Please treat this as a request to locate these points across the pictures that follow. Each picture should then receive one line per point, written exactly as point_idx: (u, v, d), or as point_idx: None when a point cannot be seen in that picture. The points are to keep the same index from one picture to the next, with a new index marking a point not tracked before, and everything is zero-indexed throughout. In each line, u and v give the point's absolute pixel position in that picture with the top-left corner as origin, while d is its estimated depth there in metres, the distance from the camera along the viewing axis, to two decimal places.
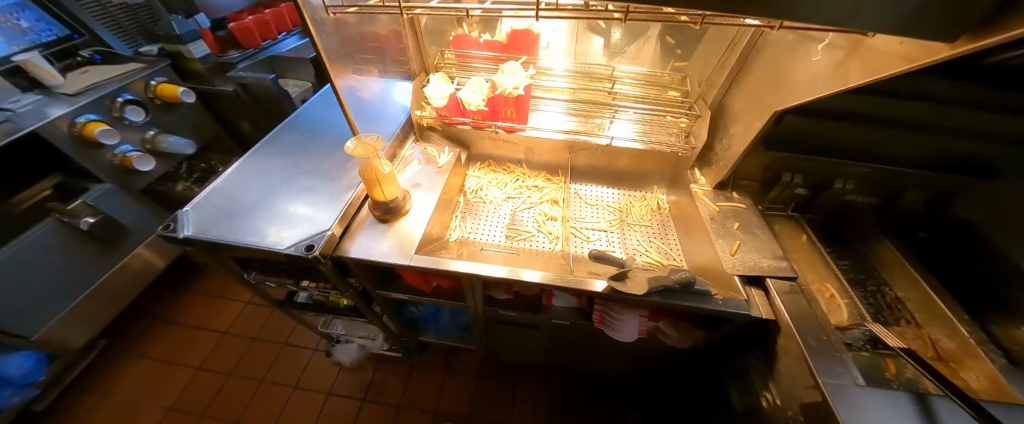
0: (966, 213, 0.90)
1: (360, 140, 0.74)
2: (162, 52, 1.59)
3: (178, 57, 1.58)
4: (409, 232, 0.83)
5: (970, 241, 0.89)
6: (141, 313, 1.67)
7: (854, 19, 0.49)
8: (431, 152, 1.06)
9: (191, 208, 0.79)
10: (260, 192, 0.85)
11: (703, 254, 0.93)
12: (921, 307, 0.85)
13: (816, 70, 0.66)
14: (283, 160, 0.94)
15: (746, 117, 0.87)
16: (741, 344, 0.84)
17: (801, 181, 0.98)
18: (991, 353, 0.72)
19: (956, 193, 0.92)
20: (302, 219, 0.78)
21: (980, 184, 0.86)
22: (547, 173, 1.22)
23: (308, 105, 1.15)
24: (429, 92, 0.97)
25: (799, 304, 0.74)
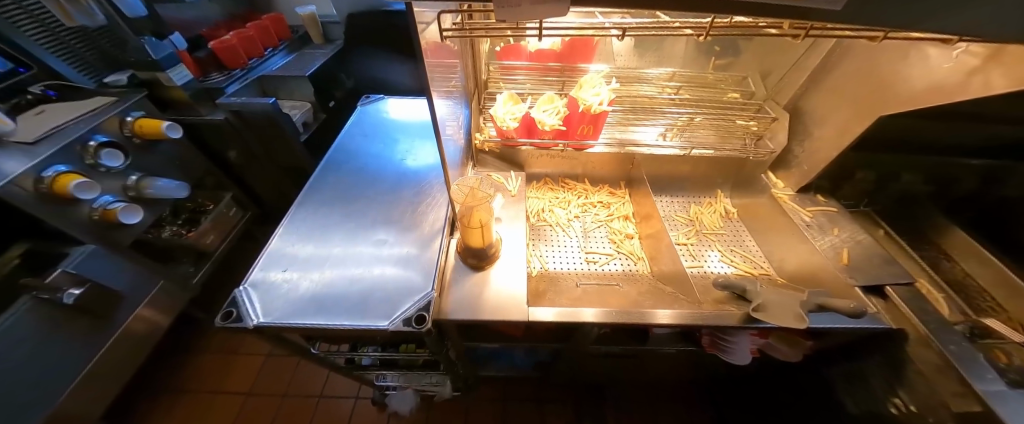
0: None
1: (469, 187, 0.65)
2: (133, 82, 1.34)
3: (155, 85, 1.36)
4: (509, 278, 0.73)
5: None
6: (143, 382, 1.45)
7: None
8: (499, 178, 0.97)
9: (252, 286, 0.66)
10: (328, 254, 0.72)
11: (797, 260, 0.91)
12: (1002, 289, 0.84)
13: (945, 77, 0.65)
14: (339, 211, 0.82)
15: (840, 121, 0.85)
16: (853, 350, 0.83)
17: (874, 176, 0.97)
18: None
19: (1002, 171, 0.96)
20: (395, 284, 0.67)
21: None
22: (608, 186, 1.16)
23: (342, 140, 1.02)
24: (497, 112, 0.87)
25: (925, 309, 0.72)
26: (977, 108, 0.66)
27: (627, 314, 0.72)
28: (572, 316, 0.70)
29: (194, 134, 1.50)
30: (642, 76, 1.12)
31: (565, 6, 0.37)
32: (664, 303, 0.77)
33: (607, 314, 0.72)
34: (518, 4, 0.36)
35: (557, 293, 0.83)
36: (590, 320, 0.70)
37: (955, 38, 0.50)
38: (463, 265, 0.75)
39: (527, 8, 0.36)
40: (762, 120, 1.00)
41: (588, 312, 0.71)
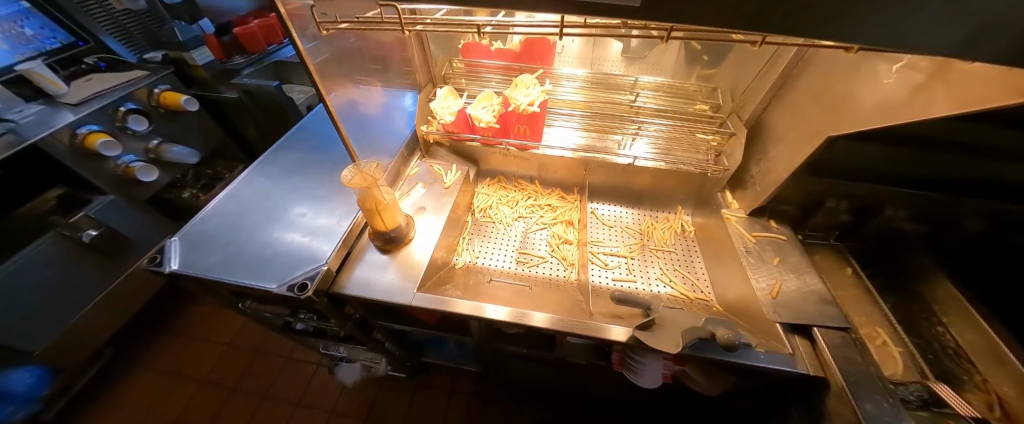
0: None
1: (357, 170, 0.66)
2: (165, 60, 1.52)
3: (181, 63, 1.53)
4: (412, 263, 0.76)
5: None
6: (148, 321, 1.66)
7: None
8: (438, 170, 0.99)
9: (181, 238, 0.74)
10: (255, 220, 0.80)
11: (735, 288, 0.84)
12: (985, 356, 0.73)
13: (890, 95, 0.57)
14: (281, 183, 0.90)
15: (794, 140, 0.77)
16: (779, 394, 0.75)
17: (847, 207, 0.87)
18: None
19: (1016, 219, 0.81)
20: (298, 252, 0.72)
21: None
22: (561, 190, 1.14)
23: (310, 120, 1.10)
24: (436, 106, 0.90)
25: (853, 359, 0.64)
26: (927, 132, 0.57)
27: (518, 315, 0.71)
28: (521, 318, 0.70)
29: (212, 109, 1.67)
30: (610, 80, 1.09)
31: None
32: (563, 312, 0.75)
33: (557, 321, 0.71)
34: None
35: (466, 286, 0.83)
36: (542, 326, 0.69)
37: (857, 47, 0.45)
38: (372, 248, 0.78)
39: None
40: (722, 134, 0.94)
41: (539, 315, 0.71)
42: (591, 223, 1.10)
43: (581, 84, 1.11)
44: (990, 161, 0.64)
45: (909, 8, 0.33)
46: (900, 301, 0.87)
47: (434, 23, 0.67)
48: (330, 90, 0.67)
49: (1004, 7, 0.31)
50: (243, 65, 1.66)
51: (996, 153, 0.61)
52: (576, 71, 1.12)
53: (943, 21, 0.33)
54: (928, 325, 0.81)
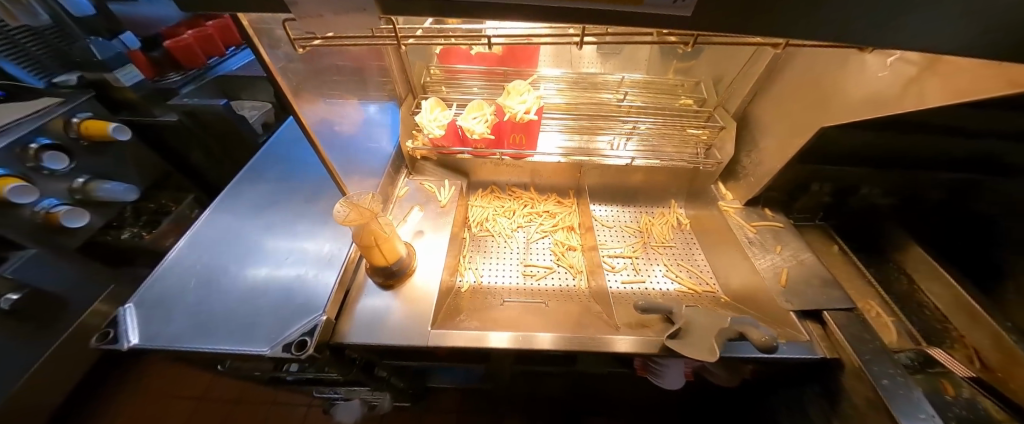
0: (992, 210, 0.86)
1: (349, 204, 0.59)
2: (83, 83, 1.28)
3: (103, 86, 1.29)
4: (422, 294, 0.70)
5: (1000, 241, 0.86)
6: (96, 385, 1.44)
7: None
8: (430, 187, 0.92)
9: (139, 306, 0.63)
10: (228, 270, 0.70)
11: (740, 277, 0.86)
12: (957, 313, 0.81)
13: (884, 88, 0.59)
14: (251, 223, 0.79)
15: (785, 131, 0.79)
16: (793, 376, 0.78)
17: (831, 189, 0.91)
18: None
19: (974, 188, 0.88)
20: (288, 303, 0.64)
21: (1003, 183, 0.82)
22: (557, 195, 1.11)
23: (272, 145, 0.99)
24: (423, 119, 0.83)
25: (863, 338, 0.67)
26: (918, 122, 0.60)
27: (537, 338, 0.67)
28: (524, 342, 0.66)
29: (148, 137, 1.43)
30: (594, 79, 1.07)
31: (377, 16, 0.33)
32: (585, 326, 0.72)
33: (563, 339, 0.68)
34: (320, 14, 0.32)
35: (475, 313, 0.77)
36: (549, 348, 0.66)
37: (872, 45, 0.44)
38: (371, 285, 0.71)
39: (334, 18, 0.33)
40: (712, 128, 0.95)
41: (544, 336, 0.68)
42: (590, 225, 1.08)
43: (564, 84, 1.08)
44: (962, 141, 0.69)
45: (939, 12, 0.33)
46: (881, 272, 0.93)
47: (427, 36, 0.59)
48: (309, 116, 0.58)
49: None
50: (180, 83, 1.45)
51: (970, 133, 0.65)
52: (549, 72, 1.09)
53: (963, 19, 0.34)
54: (906, 288, 0.88)
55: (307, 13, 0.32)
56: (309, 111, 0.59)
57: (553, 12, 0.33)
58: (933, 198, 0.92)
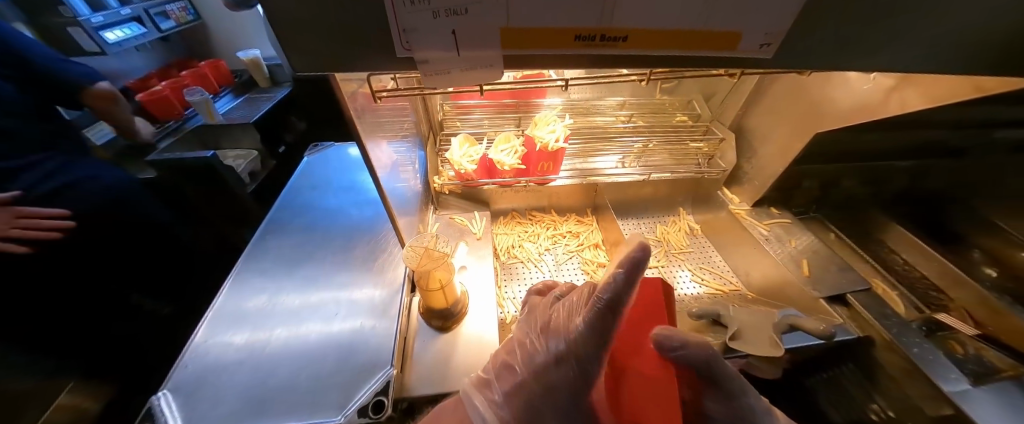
0: (940, 185, 1.01)
1: (418, 248, 0.58)
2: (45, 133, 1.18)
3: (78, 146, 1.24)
4: (481, 335, 0.68)
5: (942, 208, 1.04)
6: None
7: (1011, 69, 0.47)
8: (461, 220, 0.93)
9: (177, 392, 0.55)
10: (274, 335, 0.63)
11: (761, 274, 0.94)
12: (939, 278, 0.91)
13: (865, 97, 0.71)
14: (283, 283, 0.72)
15: (781, 138, 0.91)
16: (828, 360, 0.83)
17: (818, 185, 1.00)
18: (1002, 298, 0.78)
19: (928, 169, 1.00)
20: (350, 363, 0.59)
21: (952, 163, 0.96)
22: (575, 215, 1.15)
23: (287, 191, 0.95)
24: (453, 156, 0.84)
25: (881, 309, 0.76)
26: (896, 122, 0.72)
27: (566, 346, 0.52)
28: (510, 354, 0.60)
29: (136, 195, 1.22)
30: (592, 104, 1.12)
31: (500, 70, 0.35)
32: None
33: None
34: (448, 70, 0.34)
35: None
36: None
37: (737, 72, 0.54)
38: (429, 329, 0.67)
39: (457, 74, 0.35)
40: (712, 141, 1.05)
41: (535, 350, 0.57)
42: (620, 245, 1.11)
43: (565, 111, 1.12)
44: (927, 133, 0.82)
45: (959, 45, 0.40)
46: (858, 240, 1.05)
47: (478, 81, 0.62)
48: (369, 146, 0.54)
49: None
50: (156, 137, 1.39)
51: (931, 126, 0.78)
52: (551, 100, 1.13)
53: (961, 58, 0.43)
54: (890, 261, 0.97)
55: (437, 70, 0.34)
56: (371, 152, 0.55)
57: (651, 61, 0.36)
58: (895, 182, 1.02)
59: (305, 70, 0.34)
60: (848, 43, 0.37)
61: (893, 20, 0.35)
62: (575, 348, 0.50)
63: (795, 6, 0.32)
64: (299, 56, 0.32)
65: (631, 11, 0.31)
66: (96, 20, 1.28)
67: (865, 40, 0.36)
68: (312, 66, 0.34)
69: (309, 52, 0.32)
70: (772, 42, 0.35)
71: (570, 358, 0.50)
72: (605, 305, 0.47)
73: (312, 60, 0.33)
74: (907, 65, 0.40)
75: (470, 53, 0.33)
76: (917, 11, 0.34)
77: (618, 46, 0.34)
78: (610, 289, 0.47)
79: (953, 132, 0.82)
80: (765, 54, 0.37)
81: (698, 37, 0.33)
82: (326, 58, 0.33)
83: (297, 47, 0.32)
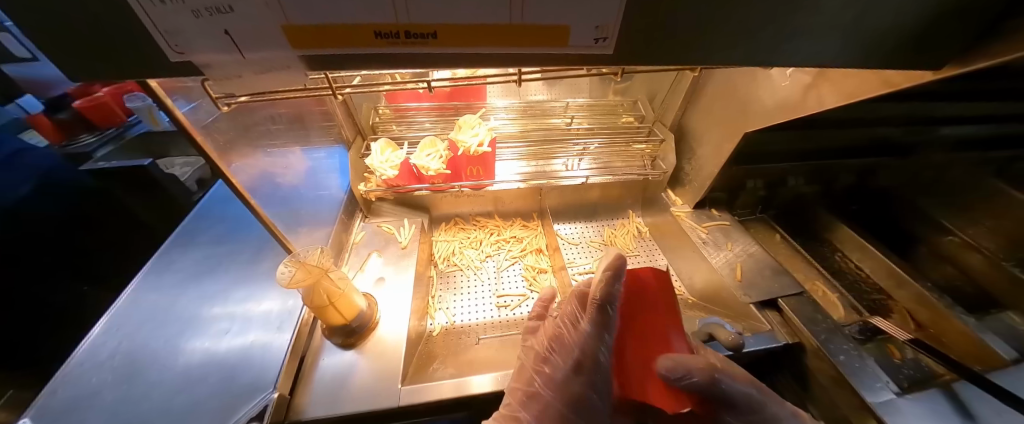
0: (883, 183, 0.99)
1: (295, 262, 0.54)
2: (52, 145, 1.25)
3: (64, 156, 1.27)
4: (384, 351, 0.64)
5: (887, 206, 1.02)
6: None
7: (905, 61, 0.44)
8: (389, 228, 0.89)
9: (32, 421, 0.51)
10: (157, 355, 0.59)
11: (701, 278, 0.91)
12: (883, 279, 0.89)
13: (787, 94, 0.69)
14: (180, 298, 0.68)
15: (717, 138, 0.88)
16: (765, 366, 0.81)
17: (761, 185, 0.98)
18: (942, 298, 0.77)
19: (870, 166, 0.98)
20: (230, 385, 0.55)
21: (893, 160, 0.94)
22: (522, 219, 1.12)
23: (207, 200, 0.91)
24: (374, 162, 0.80)
25: (810, 313, 0.74)
26: (821, 120, 0.70)
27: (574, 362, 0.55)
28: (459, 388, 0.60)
29: (65, 206, 1.17)
30: (543, 107, 1.09)
31: (305, 73, 0.32)
32: None
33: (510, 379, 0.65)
34: (239, 74, 0.31)
35: (451, 357, 0.75)
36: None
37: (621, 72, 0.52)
38: (330, 346, 0.64)
39: (257, 78, 0.32)
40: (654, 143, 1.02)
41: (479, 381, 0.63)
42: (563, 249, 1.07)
43: (510, 113, 1.09)
44: (860, 129, 0.80)
45: (830, 35, 0.37)
46: (804, 240, 1.03)
47: (367, 84, 0.58)
48: (231, 155, 0.50)
49: (886, 24, 0.38)
50: (94, 147, 1.34)
51: (861, 123, 0.75)
52: (495, 102, 1.10)
53: (839, 50, 0.40)
54: (833, 262, 0.96)
55: (226, 75, 0.31)
56: (237, 163, 0.52)
57: (478, 60, 0.33)
58: (839, 180, 1.00)
59: (80, 74, 0.31)
60: (697, 38, 0.34)
61: (737, 10, 0.32)
62: (586, 353, 0.54)
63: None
64: (59, 57, 0.29)
65: (423, 4, 0.27)
66: (23, 25, 1.27)
67: (714, 32, 0.34)
68: (83, 68, 0.30)
69: (76, 58, 0.29)
70: (607, 36, 0.32)
71: (588, 367, 0.54)
72: (599, 304, 0.54)
73: (79, 62, 0.29)
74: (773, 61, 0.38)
75: (257, 54, 0.29)
76: (760, 1, 0.32)
77: (429, 45, 0.31)
78: (599, 288, 0.54)
79: (886, 128, 0.80)
80: (605, 50, 0.34)
81: (514, 32, 0.30)
82: (96, 61, 0.29)
83: (58, 53, 0.28)
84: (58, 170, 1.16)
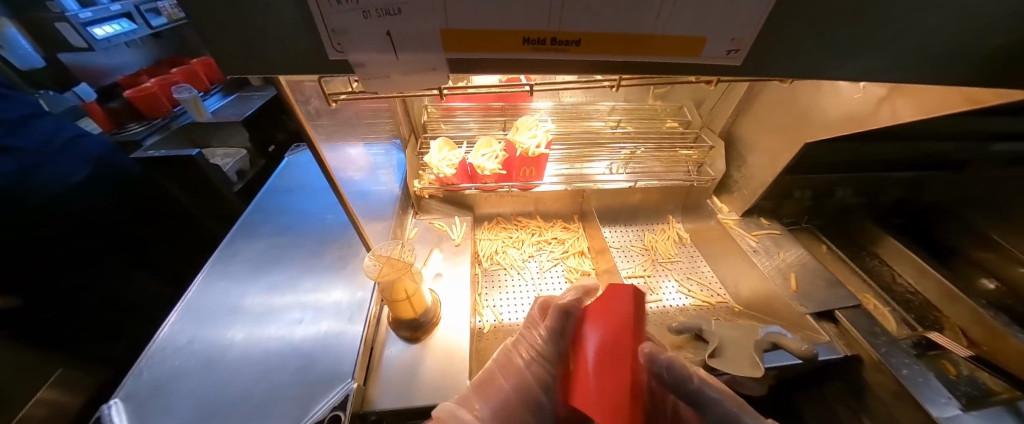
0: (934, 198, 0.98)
1: (381, 258, 0.56)
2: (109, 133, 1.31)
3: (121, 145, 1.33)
4: (450, 346, 0.65)
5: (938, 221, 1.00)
6: None
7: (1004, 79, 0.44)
8: (440, 226, 0.90)
9: (124, 402, 0.53)
10: (233, 342, 0.61)
11: (749, 286, 0.91)
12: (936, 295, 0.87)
13: (855, 106, 0.68)
14: (249, 287, 0.70)
15: (772, 146, 0.88)
16: (815, 378, 0.80)
17: (810, 195, 0.97)
18: (998, 315, 0.75)
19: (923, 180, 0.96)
20: (309, 374, 0.56)
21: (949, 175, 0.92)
22: (562, 221, 1.13)
23: (265, 192, 0.94)
24: (432, 160, 0.83)
25: (869, 326, 0.73)
26: (889, 132, 0.69)
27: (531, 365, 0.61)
28: None
29: (120, 192, 1.21)
30: (581, 109, 1.10)
31: (446, 75, 0.33)
32: None
33: None
34: (388, 75, 0.32)
35: None
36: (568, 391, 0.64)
37: (714, 81, 0.52)
38: (397, 338, 0.65)
39: (401, 78, 0.33)
40: (701, 149, 1.02)
41: None
42: (615, 253, 1.07)
43: (553, 116, 1.10)
44: (922, 143, 0.79)
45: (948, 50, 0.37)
46: (851, 252, 1.02)
47: (463, 88, 0.58)
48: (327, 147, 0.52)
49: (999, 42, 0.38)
50: (142, 135, 1.38)
51: (925, 137, 0.74)
52: (540, 103, 1.10)
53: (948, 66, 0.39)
54: (882, 275, 0.94)
55: (375, 74, 0.32)
56: (331, 156, 0.54)
57: (610, 67, 0.34)
58: (890, 193, 0.99)
59: (235, 71, 0.32)
60: (824, 50, 0.34)
61: (872, 25, 0.32)
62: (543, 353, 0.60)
63: (763, 10, 0.30)
64: (226, 56, 0.30)
65: (581, 13, 0.28)
66: (84, 15, 1.27)
67: (844, 45, 0.34)
68: (242, 64, 0.31)
69: (239, 53, 0.30)
70: (740, 49, 0.33)
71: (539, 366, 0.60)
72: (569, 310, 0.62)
73: (240, 60, 0.31)
74: (890, 75, 0.37)
75: (410, 55, 0.30)
76: (900, 16, 0.32)
77: (571, 51, 0.31)
78: None
79: (950, 143, 0.79)
80: (734, 61, 0.34)
81: (657, 41, 0.31)
82: (256, 60, 0.31)
83: (224, 47, 0.29)
84: (111, 157, 1.19)
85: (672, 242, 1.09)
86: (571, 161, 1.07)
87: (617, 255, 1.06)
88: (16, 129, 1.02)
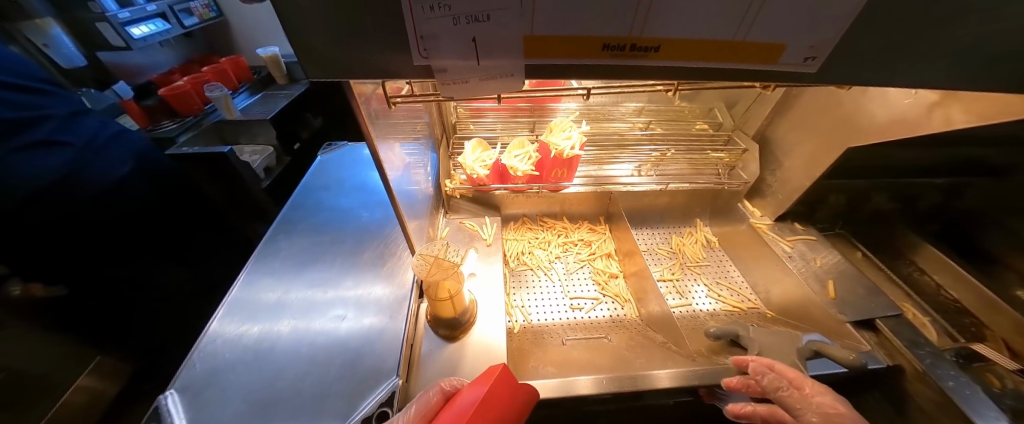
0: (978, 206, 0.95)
1: (429, 258, 0.57)
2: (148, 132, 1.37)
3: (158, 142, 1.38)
4: (488, 345, 0.66)
5: None
6: None
7: None
8: (472, 226, 0.91)
9: (182, 392, 0.54)
10: (280, 337, 0.62)
11: (783, 291, 0.90)
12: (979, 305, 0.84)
13: (905, 111, 0.67)
14: (292, 282, 0.72)
15: (809, 150, 0.87)
16: (851, 388, 0.79)
17: (846, 201, 0.95)
18: None
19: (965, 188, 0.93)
20: (355, 370, 0.57)
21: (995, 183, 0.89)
22: (588, 222, 1.13)
23: (301, 190, 0.96)
24: (466, 160, 0.84)
25: (912, 335, 0.71)
26: (939, 138, 0.68)
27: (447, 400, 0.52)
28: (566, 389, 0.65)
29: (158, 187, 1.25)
30: (610, 111, 1.09)
31: (521, 81, 0.34)
32: (668, 357, 0.72)
33: (615, 381, 0.66)
34: (466, 80, 0.33)
35: (540, 356, 0.75)
36: (592, 392, 0.64)
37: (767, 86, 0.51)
38: (435, 336, 0.66)
39: (475, 84, 0.34)
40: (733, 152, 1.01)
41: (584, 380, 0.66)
42: (648, 256, 1.07)
43: (581, 117, 1.09)
44: (970, 150, 0.76)
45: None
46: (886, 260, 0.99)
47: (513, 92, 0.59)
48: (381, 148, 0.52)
49: None
50: (176, 132, 1.42)
51: (974, 143, 0.72)
52: (568, 104, 1.10)
53: None
54: (920, 282, 0.92)
55: (454, 79, 0.33)
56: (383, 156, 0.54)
57: (684, 74, 0.34)
58: (930, 200, 0.96)
59: (316, 75, 0.33)
60: (902, 58, 0.33)
61: (956, 31, 0.31)
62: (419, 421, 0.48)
63: (848, 17, 0.29)
64: (312, 60, 0.31)
65: (667, 20, 0.28)
66: (123, 15, 1.31)
67: (923, 51, 0.33)
68: (325, 70, 0.32)
69: (322, 59, 0.31)
70: (818, 56, 0.33)
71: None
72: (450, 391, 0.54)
73: (325, 65, 0.31)
74: (968, 84, 0.37)
75: (491, 61, 0.31)
76: (984, 22, 0.31)
77: (649, 57, 0.32)
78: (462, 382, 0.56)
79: (999, 150, 0.76)
80: (809, 68, 0.34)
81: (737, 47, 0.31)
82: (341, 66, 0.31)
83: (316, 54, 0.30)
84: (149, 152, 1.23)
85: (700, 246, 1.08)
86: (599, 162, 1.06)
87: (648, 258, 1.05)
88: (66, 125, 1.06)
